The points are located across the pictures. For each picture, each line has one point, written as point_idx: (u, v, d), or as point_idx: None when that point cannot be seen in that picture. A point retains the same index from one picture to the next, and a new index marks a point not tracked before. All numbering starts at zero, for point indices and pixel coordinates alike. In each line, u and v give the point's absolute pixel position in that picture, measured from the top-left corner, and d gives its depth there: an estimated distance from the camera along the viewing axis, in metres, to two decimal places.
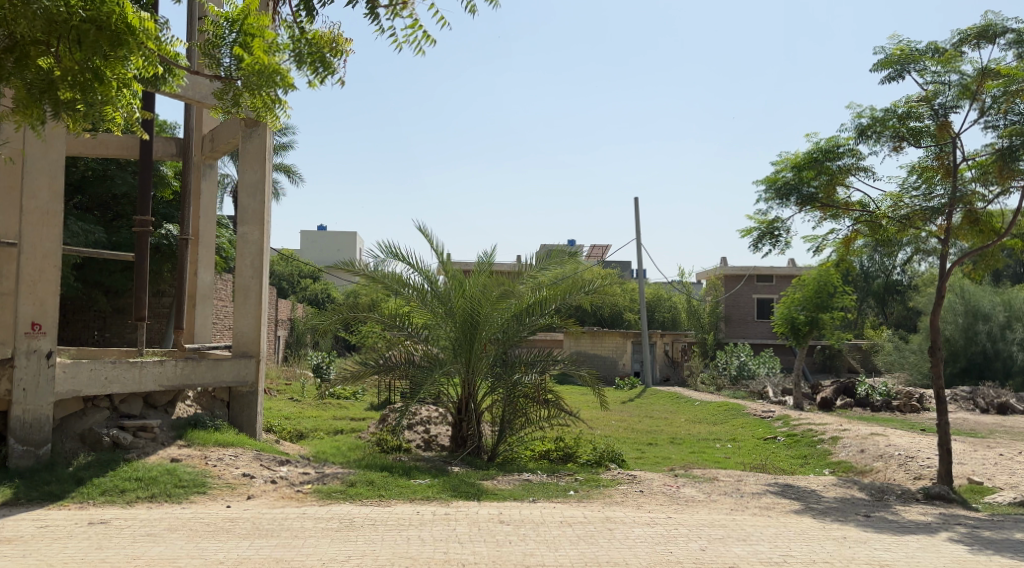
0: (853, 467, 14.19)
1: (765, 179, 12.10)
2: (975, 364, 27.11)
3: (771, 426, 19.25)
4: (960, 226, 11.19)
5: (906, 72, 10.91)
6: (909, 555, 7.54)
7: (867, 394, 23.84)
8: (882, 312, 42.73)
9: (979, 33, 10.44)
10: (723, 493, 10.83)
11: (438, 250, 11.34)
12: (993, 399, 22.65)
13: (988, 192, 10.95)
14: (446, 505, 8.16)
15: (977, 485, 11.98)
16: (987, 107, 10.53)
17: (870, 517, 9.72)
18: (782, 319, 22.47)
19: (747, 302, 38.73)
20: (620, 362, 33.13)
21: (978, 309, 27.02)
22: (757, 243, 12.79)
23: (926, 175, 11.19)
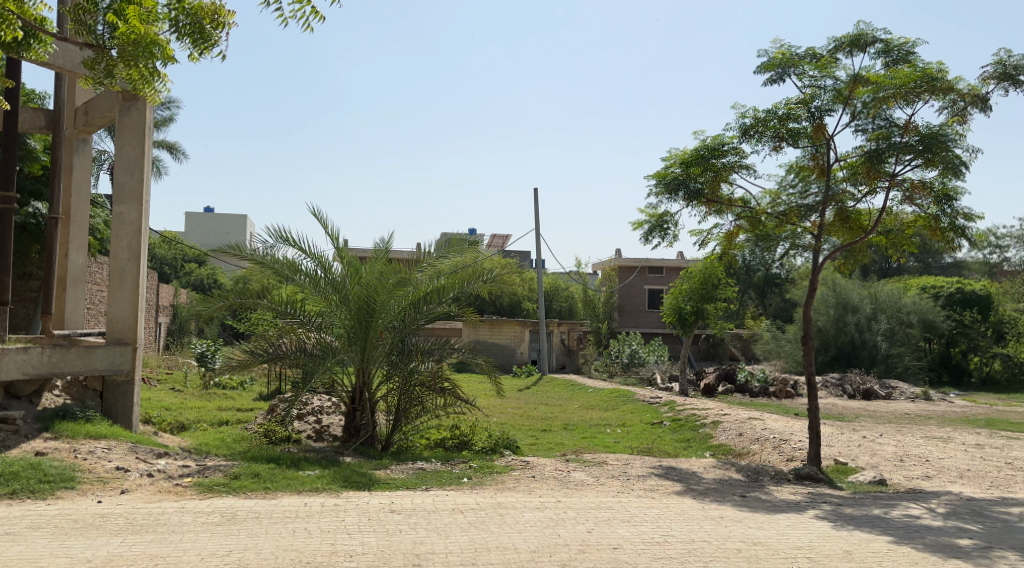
0: (732, 449, 14.90)
1: (655, 174, 12.44)
2: (844, 353, 28.92)
3: (658, 411, 19.96)
4: (832, 223, 11.88)
5: (786, 76, 11.48)
6: (780, 532, 7.97)
7: (746, 380, 25.03)
8: (761, 303, 45.00)
9: (853, 41, 11.09)
10: (611, 476, 11.16)
11: (332, 236, 11.10)
12: (859, 386, 24.31)
13: (857, 191, 11.69)
14: (335, 495, 8.03)
15: (842, 465, 12.84)
16: (858, 111, 11.22)
17: (745, 497, 10.24)
18: (670, 309, 23.26)
19: (639, 293, 39.80)
20: (518, 351, 33.48)
21: (847, 301, 28.87)
22: (647, 236, 13.19)
23: (803, 174, 11.86)
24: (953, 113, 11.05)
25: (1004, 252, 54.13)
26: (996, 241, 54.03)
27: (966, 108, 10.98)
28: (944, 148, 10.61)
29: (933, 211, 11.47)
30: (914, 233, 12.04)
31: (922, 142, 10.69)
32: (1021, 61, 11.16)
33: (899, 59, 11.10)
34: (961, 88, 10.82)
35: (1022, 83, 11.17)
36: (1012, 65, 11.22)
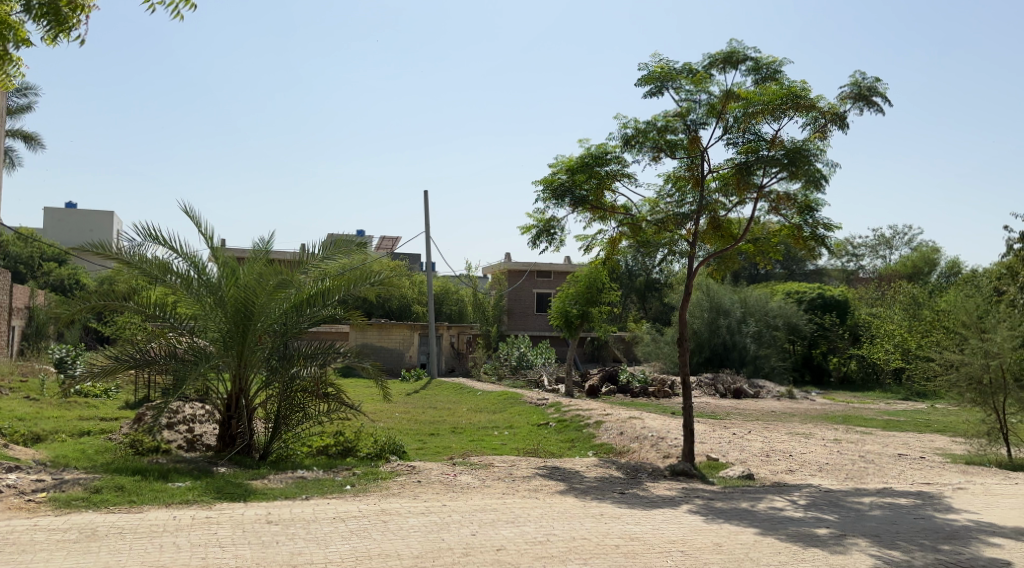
0: (613, 448, 15.31)
1: (542, 180, 12.62)
2: (716, 354, 30.14)
3: (544, 412, 20.26)
4: (705, 230, 12.53)
5: (665, 89, 11.93)
6: (655, 527, 8.26)
7: (628, 381, 25.81)
8: (642, 306, 46.49)
9: (725, 58, 11.66)
10: (496, 478, 11.22)
11: (207, 235, 10.65)
12: (730, 385, 25.53)
13: (729, 201, 12.31)
14: (207, 508, 7.68)
15: (714, 461, 13.44)
16: (729, 125, 11.81)
17: (624, 494, 10.54)
18: (557, 313, 23.65)
19: (528, 297, 40.28)
20: (407, 354, 33.13)
21: (720, 305, 30.24)
22: (535, 240, 13.37)
23: (680, 184, 12.35)
24: (814, 129, 11.81)
25: (859, 261, 58.29)
26: (853, 251, 58.13)
27: (826, 125, 11.76)
28: (806, 161, 11.32)
29: (796, 221, 12.21)
30: (779, 241, 12.77)
31: (787, 155, 11.36)
32: (874, 84, 12.07)
33: (767, 77, 11.75)
34: (822, 106, 11.59)
35: (875, 103, 12.07)
36: (867, 86, 12.12)
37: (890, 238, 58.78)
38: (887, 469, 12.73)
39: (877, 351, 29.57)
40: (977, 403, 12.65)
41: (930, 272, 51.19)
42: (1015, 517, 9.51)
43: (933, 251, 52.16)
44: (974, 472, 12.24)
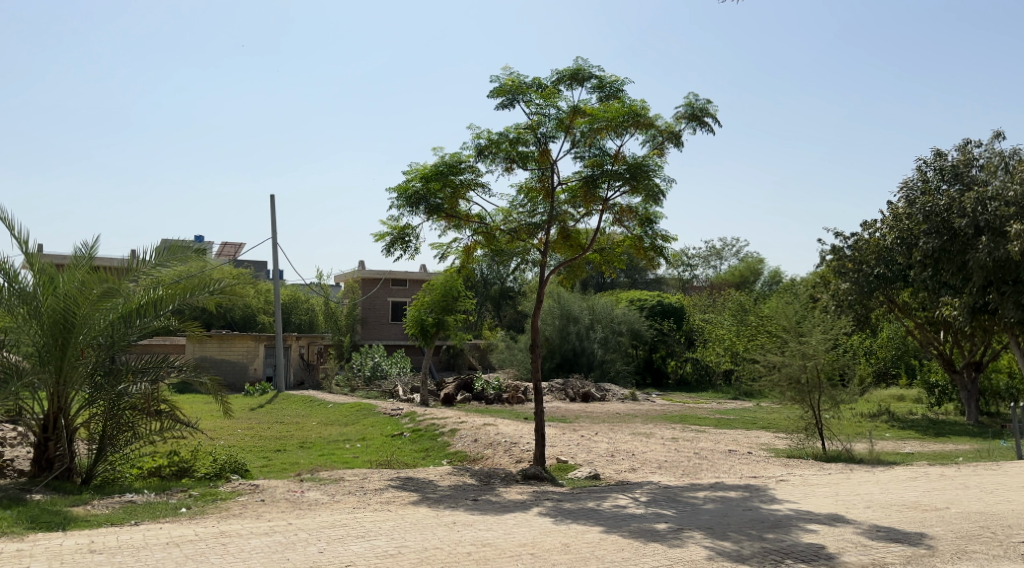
0: (467, 455, 15.35)
1: (396, 187, 12.48)
2: (567, 359, 31.14)
3: (398, 422, 20.02)
4: (555, 240, 12.83)
5: (516, 102, 12.17)
6: (507, 532, 8.35)
7: (483, 389, 25.91)
8: (497, 314, 47.11)
9: (572, 75, 12.05)
10: (346, 492, 10.94)
11: (20, 240, 9.71)
12: (579, 389, 26.33)
13: (577, 212, 12.70)
14: (20, 540, 6.98)
15: (563, 464, 13.78)
16: (577, 139, 12.19)
17: (477, 501, 10.59)
18: (412, 321, 23.43)
19: (382, 305, 39.68)
20: (251, 368, 31.72)
21: (569, 313, 31.22)
22: (389, 248, 13.21)
23: (531, 195, 12.63)
24: (653, 146, 12.45)
25: (694, 270, 62.00)
26: (688, 261, 61.75)
27: (664, 142, 12.41)
28: (646, 176, 11.90)
29: (638, 232, 12.80)
30: (623, 251, 13.32)
31: (629, 170, 11.90)
32: (705, 105, 12.86)
33: (610, 95, 12.24)
34: (659, 125, 12.22)
35: (706, 124, 12.86)
36: (699, 107, 12.90)
37: (721, 248, 62.95)
38: (720, 464, 13.56)
39: (711, 355, 31.66)
40: (797, 401, 13.77)
41: (755, 281, 55.34)
42: (829, 504, 10.40)
43: (758, 261, 56.45)
44: (795, 464, 13.28)
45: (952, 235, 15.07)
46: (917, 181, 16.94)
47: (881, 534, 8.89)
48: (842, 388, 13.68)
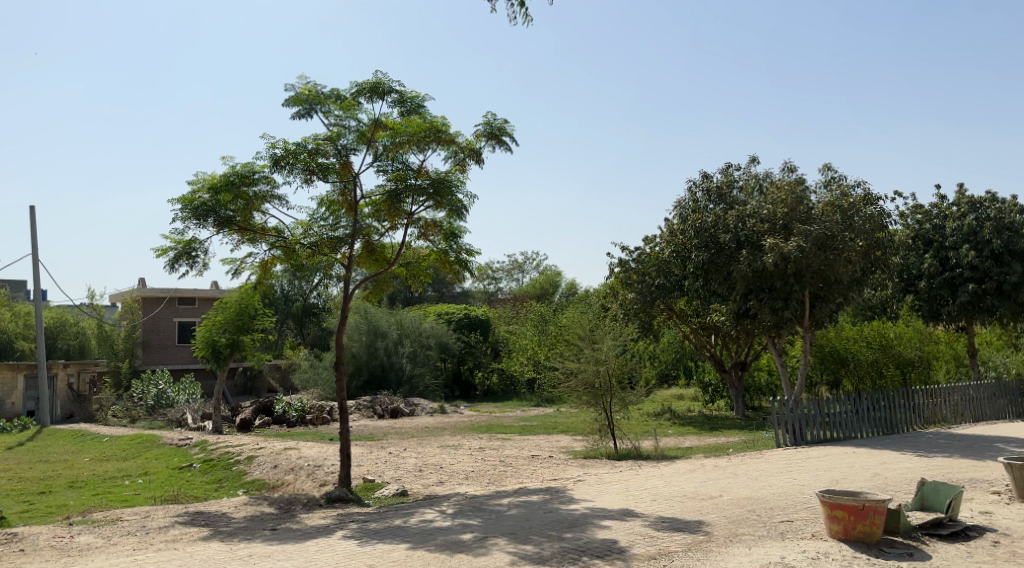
0: (266, 483, 14.60)
1: (182, 198, 11.66)
2: (374, 376, 30.44)
3: (187, 453, 18.66)
4: (360, 254, 12.62)
5: (313, 112, 11.85)
6: (308, 559, 8.05)
7: (284, 411, 24.82)
8: (300, 332, 45.50)
9: (372, 88, 11.94)
10: (126, 533, 10.02)
11: None
12: (387, 405, 26.03)
13: (381, 226, 12.58)
14: None
15: (369, 483, 13.51)
16: (379, 153, 12.09)
17: (276, 530, 10.11)
18: (202, 343, 21.95)
19: (167, 326, 36.94)
20: (8, 402, 28.29)
21: (377, 328, 30.61)
22: (173, 264, 12.31)
23: (333, 208, 12.34)
24: (455, 162, 12.62)
25: (498, 284, 63.59)
26: (492, 275, 63.25)
27: (465, 159, 12.62)
28: (449, 192, 12.02)
29: (443, 246, 12.88)
30: (428, 265, 13.40)
31: (432, 185, 11.97)
32: (503, 125, 13.26)
33: (412, 109, 12.29)
34: (460, 141, 12.42)
35: (505, 142, 13.26)
36: (498, 126, 13.25)
37: (523, 262, 65.13)
38: (524, 470, 13.94)
39: (515, 365, 32.81)
40: (591, 405, 14.50)
41: (554, 293, 57.88)
42: (620, 500, 11.02)
43: (556, 274, 59.15)
44: (591, 464, 13.95)
45: (719, 248, 16.38)
46: (689, 200, 18.48)
47: (666, 524, 9.56)
48: (630, 390, 14.56)
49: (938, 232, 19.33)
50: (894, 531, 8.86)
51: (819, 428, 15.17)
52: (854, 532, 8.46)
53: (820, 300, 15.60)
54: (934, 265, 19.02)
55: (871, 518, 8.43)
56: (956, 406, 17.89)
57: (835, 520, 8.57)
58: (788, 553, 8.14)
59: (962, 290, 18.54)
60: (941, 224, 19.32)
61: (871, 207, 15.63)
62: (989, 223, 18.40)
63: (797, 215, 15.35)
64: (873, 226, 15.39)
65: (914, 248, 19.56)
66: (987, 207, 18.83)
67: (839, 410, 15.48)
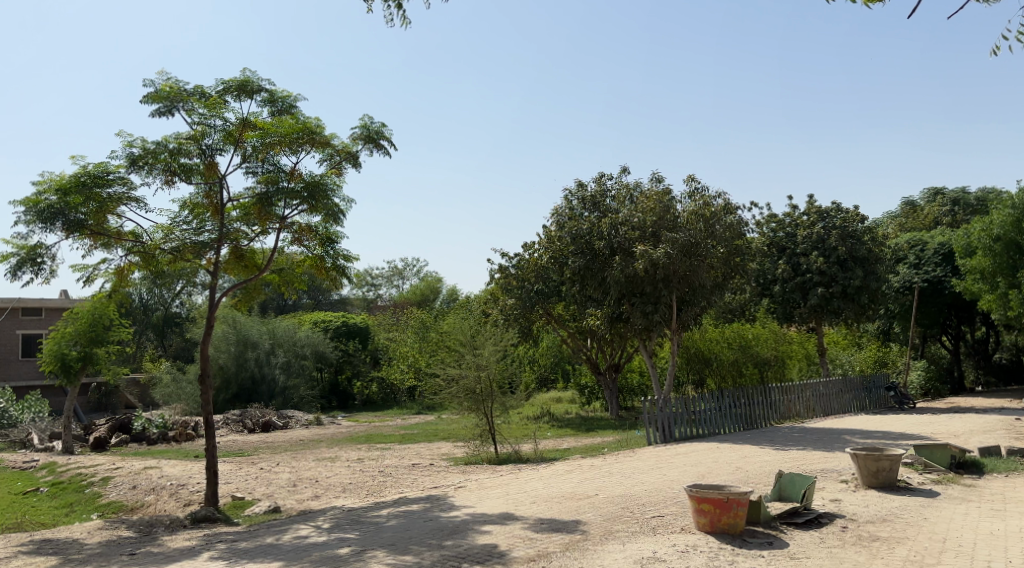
0: (123, 505, 13.60)
1: (25, 200, 10.73)
2: (244, 389, 29.25)
3: (32, 477, 17.13)
4: (227, 260, 12.06)
5: (175, 110, 11.22)
6: None
7: (143, 428, 23.29)
8: (161, 343, 43.00)
9: (239, 86, 11.45)
10: None
11: None
12: (258, 419, 24.96)
13: (251, 230, 12.06)
14: None
15: (238, 501, 12.89)
16: (247, 154, 11.63)
17: (135, 555, 9.45)
18: (49, 357, 20.24)
19: (9, 339, 33.94)
20: None
21: (247, 338, 29.33)
22: (15, 271, 11.31)
23: (197, 211, 11.72)
24: (331, 165, 12.31)
25: (377, 291, 62.51)
26: (371, 281, 62.10)
27: (341, 162, 12.34)
28: (324, 196, 11.72)
29: (319, 252, 12.50)
30: (303, 271, 13.01)
31: (306, 189, 11.61)
32: (381, 129, 13.06)
33: (283, 110, 11.91)
34: (336, 144, 12.14)
35: (383, 146, 13.06)
36: (375, 129, 13.05)
37: (402, 269, 64.36)
38: (403, 479, 13.74)
39: (395, 373, 32.41)
40: (471, 410, 14.50)
41: (434, 299, 57.53)
42: (500, 504, 11.06)
43: (436, 281, 58.89)
44: (472, 470, 13.93)
45: (594, 255, 16.85)
46: (565, 208, 18.84)
47: (544, 526, 9.67)
48: (510, 395, 14.68)
49: (791, 240, 20.73)
50: (755, 521, 9.35)
51: (686, 425, 15.85)
52: (719, 525, 8.86)
53: (686, 304, 16.31)
54: (787, 270, 20.36)
55: (735, 510, 8.87)
56: (808, 401, 19.18)
57: (702, 513, 8.96)
58: (660, 548, 8.40)
59: (812, 293, 19.89)
60: (793, 232, 20.75)
61: (731, 215, 16.55)
62: (835, 231, 19.97)
63: (664, 223, 16.00)
64: (733, 234, 16.37)
65: (769, 254, 20.86)
66: (833, 216, 20.39)
67: (704, 409, 16.24)
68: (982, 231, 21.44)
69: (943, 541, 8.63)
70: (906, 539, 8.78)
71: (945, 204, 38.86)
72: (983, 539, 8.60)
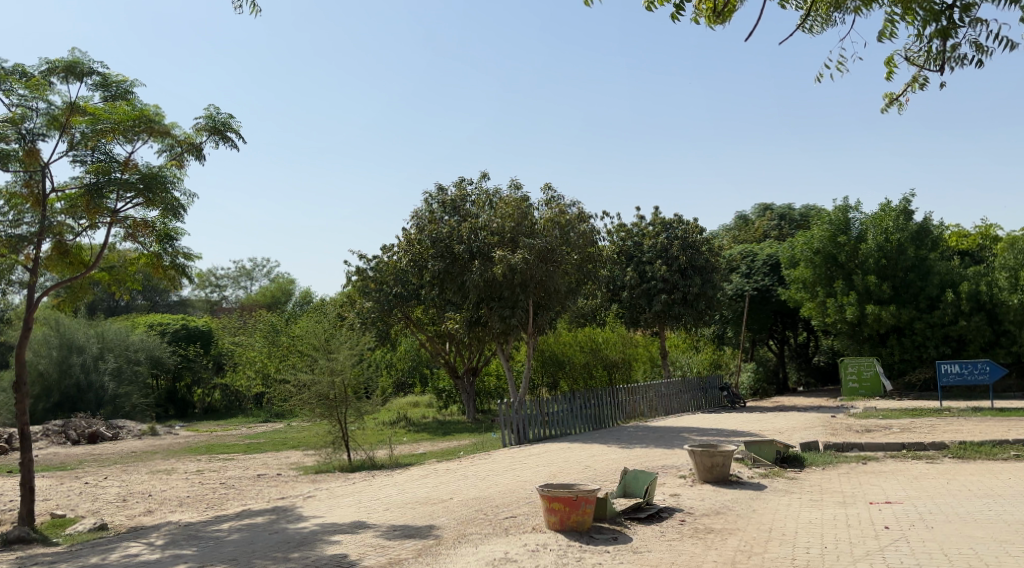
0: None
1: None
2: (68, 397, 26.86)
3: None
4: (49, 257, 11.02)
5: None
6: None
7: None
8: None
9: (67, 67, 10.52)
10: None
11: None
12: (84, 429, 22.98)
13: (77, 224, 11.09)
14: None
15: (58, 518, 11.78)
16: (75, 141, 10.71)
17: None
18: None
19: None
20: None
21: (72, 342, 27.15)
22: None
23: (14, 202, 10.63)
24: (171, 157, 11.56)
25: (221, 292, 59.41)
26: (215, 281, 58.91)
27: (183, 154, 11.62)
28: (163, 188, 10.98)
29: (156, 249, 11.71)
30: (137, 269, 12.14)
31: (142, 180, 10.83)
32: (228, 120, 12.42)
33: (117, 95, 11.08)
34: (177, 135, 11.42)
35: (230, 139, 12.43)
36: (222, 121, 12.40)
37: (249, 269, 61.50)
38: (247, 491, 13.11)
39: (240, 379, 31.06)
40: (324, 416, 14.09)
41: (285, 301, 55.42)
42: (352, 513, 10.79)
43: (288, 282, 56.74)
44: (322, 478, 13.52)
45: (453, 259, 16.87)
46: (424, 211, 18.76)
47: (397, 533, 9.54)
48: (365, 400, 14.42)
49: (638, 249, 21.63)
50: (602, 518, 9.69)
51: (539, 426, 16.19)
52: (568, 522, 9.11)
53: (541, 308, 16.69)
54: (634, 277, 21.22)
55: (582, 508, 9.15)
56: (651, 401, 20.15)
57: (553, 512, 9.18)
58: (512, 548, 8.51)
59: (656, 299, 20.89)
60: (640, 241, 21.70)
61: (585, 223, 17.09)
62: (677, 241, 21.13)
63: (522, 229, 16.29)
64: (586, 242, 16.93)
65: (618, 262, 21.67)
66: (675, 227, 21.55)
67: (556, 410, 16.67)
68: (805, 244, 23.41)
69: (769, 530, 9.30)
70: (737, 530, 9.40)
71: (773, 218, 42.14)
72: (804, 528, 9.35)
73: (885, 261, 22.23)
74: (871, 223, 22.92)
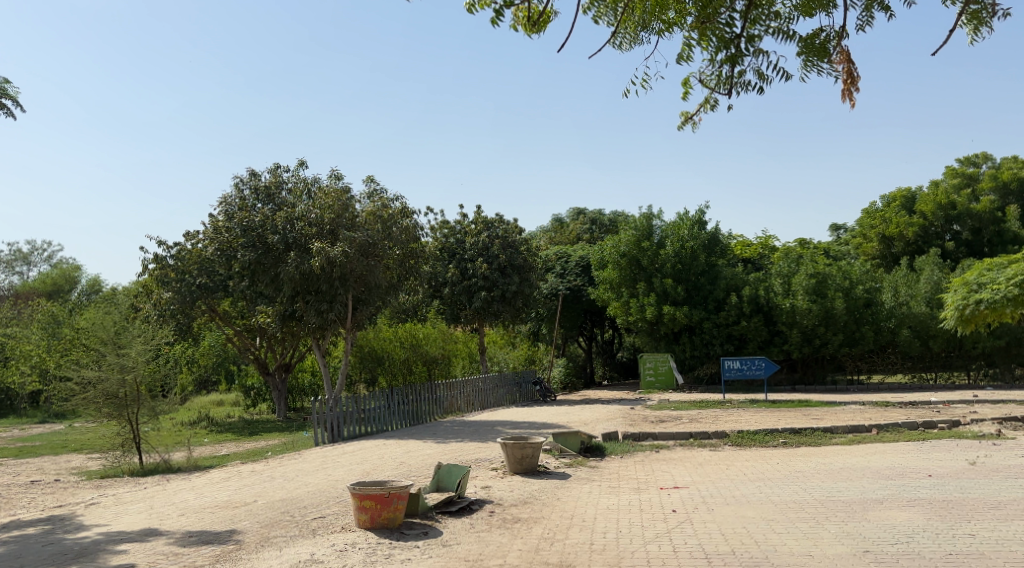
0: None
1: None
2: None
3: None
4: None
5: None
6: None
7: None
8: None
9: None
10: None
11: None
12: None
13: None
14: None
15: None
16: None
17: None
18: None
19: None
20: None
21: None
22: None
23: None
24: None
25: None
26: None
27: None
28: None
29: None
30: None
31: None
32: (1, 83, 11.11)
33: None
34: None
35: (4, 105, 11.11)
36: None
37: (27, 253, 55.23)
38: (17, 500, 11.80)
39: (12, 375, 27.80)
40: (112, 417, 12.98)
41: (70, 291, 50.36)
42: (142, 520, 10.03)
43: (74, 270, 51.58)
44: (109, 484, 12.46)
45: (267, 249, 16.14)
46: (235, 197, 17.84)
47: (192, 539, 8.99)
48: (162, 399, 13.48)
49: (459, 246, 21.85)
50: (413, 514, 9.69)
51: (354, 424, 15.88)
52: (379, 520, 9.03)
53: (361, 303, 16.34)
54: (456, 274, 21.37)
55: (394, 504, 9.10)
56: (468, 396, 20.41)
57: (364, 510, 9.05)
58: (318, 549, 8.31)
59: (476, 296, 21.15)
60: (462, 239, 21.93)
61: (408, 219, 16.97)
62: (497, 240, 21.58)
63: (342, 222, 15.85)
64: (408, 237, 16.83)
65: (440, 258, 21.74)
66: (497, 226, 21.99)
67: (372, 407, 16.44)
68: (612, 247, 24.69)
69: (571, 518, 9.76)
70: (543, 519, 9.77)
71: (585, 222, 44.27)
72: (602, 514, 9.89)
73: (681, 266, 24.03)
74: (670, 231, 24.60)
